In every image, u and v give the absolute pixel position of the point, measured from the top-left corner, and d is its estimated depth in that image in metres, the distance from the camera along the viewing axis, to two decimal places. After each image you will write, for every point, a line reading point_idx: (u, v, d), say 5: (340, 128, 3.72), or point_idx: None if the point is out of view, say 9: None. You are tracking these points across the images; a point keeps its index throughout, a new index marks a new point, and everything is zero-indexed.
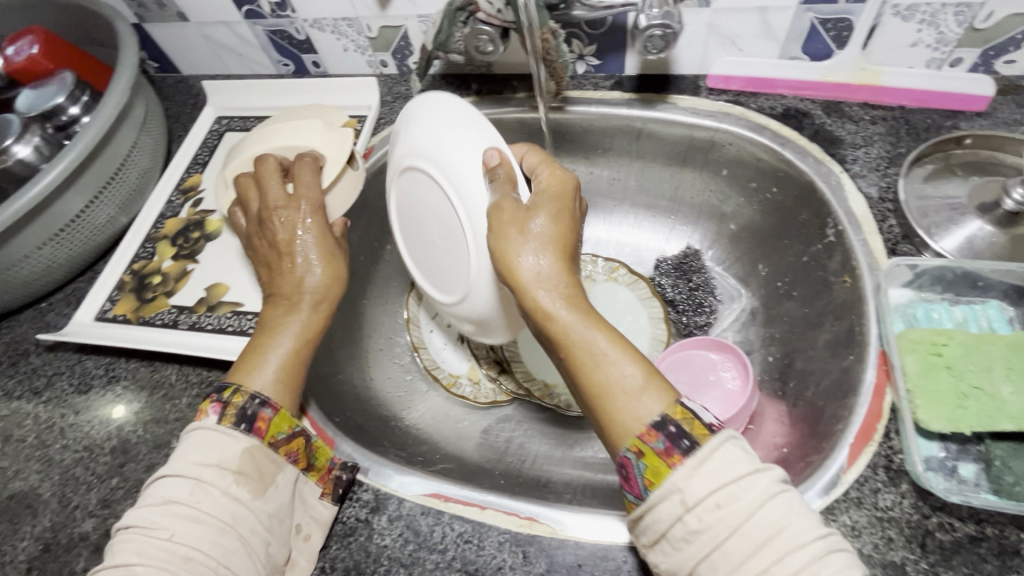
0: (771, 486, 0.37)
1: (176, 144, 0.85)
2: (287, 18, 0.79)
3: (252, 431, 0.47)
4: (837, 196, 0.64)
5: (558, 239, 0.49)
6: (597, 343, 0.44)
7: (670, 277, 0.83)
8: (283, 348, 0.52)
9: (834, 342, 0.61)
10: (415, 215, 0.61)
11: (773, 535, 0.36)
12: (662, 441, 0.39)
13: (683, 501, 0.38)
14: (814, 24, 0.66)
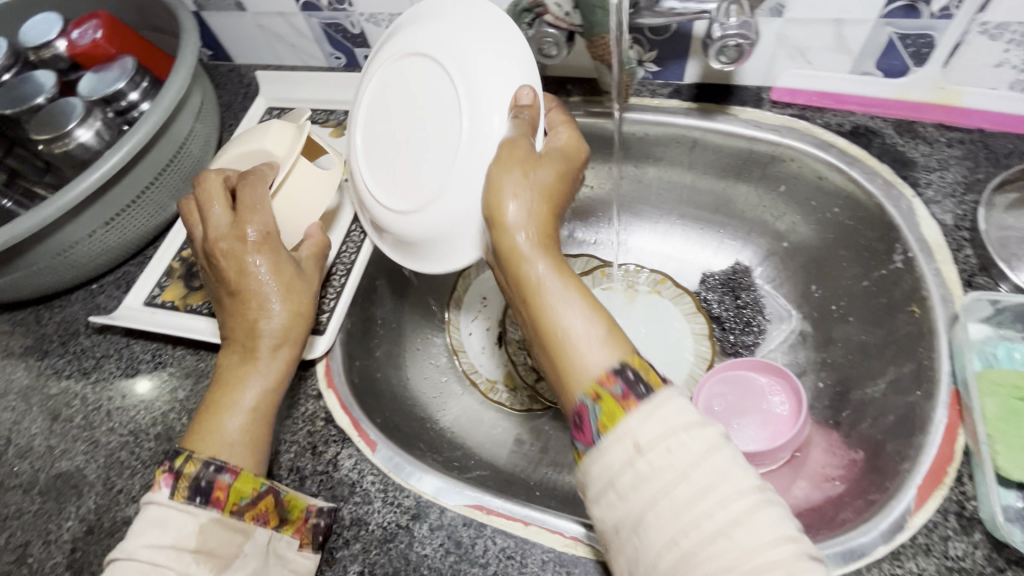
0: (716, 438, 0.38)
1: (226, 133, 0.85)
2: (344, 11, 0.79)
3: (210, 503, 0.44)
4: (908, 221, 0.61)
5: (550, 184, 0.49)
6: (567, 286, 0.45)
7: (716, 292, 0.81)
8: (245, 403, 0.50)
9: (896, 374, 0.58)
10: (394, 128, 0.58)
11: (717, 482, 0.36)
12: (619, 385, 0.40)
13: (635, 444, 0.38)
14: (893, 40, 0.63)
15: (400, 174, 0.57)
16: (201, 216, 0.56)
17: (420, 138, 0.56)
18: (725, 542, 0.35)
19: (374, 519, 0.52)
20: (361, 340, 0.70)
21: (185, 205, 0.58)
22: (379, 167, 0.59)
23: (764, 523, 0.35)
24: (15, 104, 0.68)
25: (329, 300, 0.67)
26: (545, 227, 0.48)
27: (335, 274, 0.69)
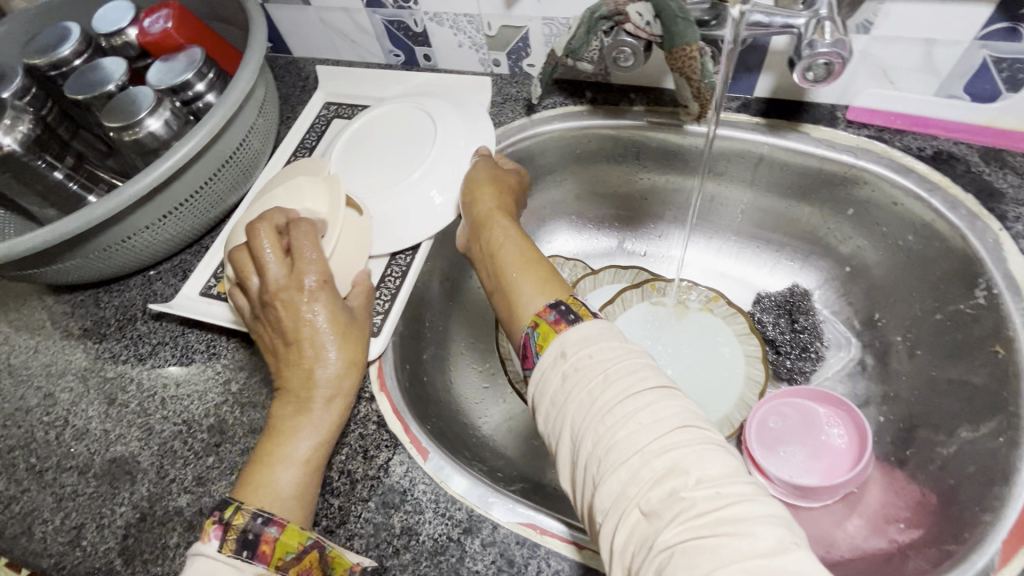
0: (633, 351, 0.44)
1: (283, 126, 0.85)
2: (408, 9, 0.78)
3: (255, 558, 0.44)
4: (994, 256, 0.58)
5: (507, 181, 0.67)
6: (519, 247, 0.59)
7: (771, 313, 0.77)
8: (301, 454, 0.50)
9: (972, 418, 0.56)
10: (374, 145, 0.73)
11: (630, 378, 0.41)
12: (553, 314, 0.48)
13: (562, 353, 0.45)
14: (986, 62, 0.60)
15: (379, 174, 0.70)
16: (258, 267, 0.56)
17: (398, 154, 0.72)
18: (634, 426, 0.39)
19: (425, 529, 0.51)
20: (411, 344, 0.70)
21: (239, 257, 0.58)
22: (355, 174, 0.71)
23: (672, 411, 0.39)
24: (87, 90, 0.69)
25: (383, 303, 0.65)
26: (506, 210, 0.64)
27: (390, 274, 0.67)
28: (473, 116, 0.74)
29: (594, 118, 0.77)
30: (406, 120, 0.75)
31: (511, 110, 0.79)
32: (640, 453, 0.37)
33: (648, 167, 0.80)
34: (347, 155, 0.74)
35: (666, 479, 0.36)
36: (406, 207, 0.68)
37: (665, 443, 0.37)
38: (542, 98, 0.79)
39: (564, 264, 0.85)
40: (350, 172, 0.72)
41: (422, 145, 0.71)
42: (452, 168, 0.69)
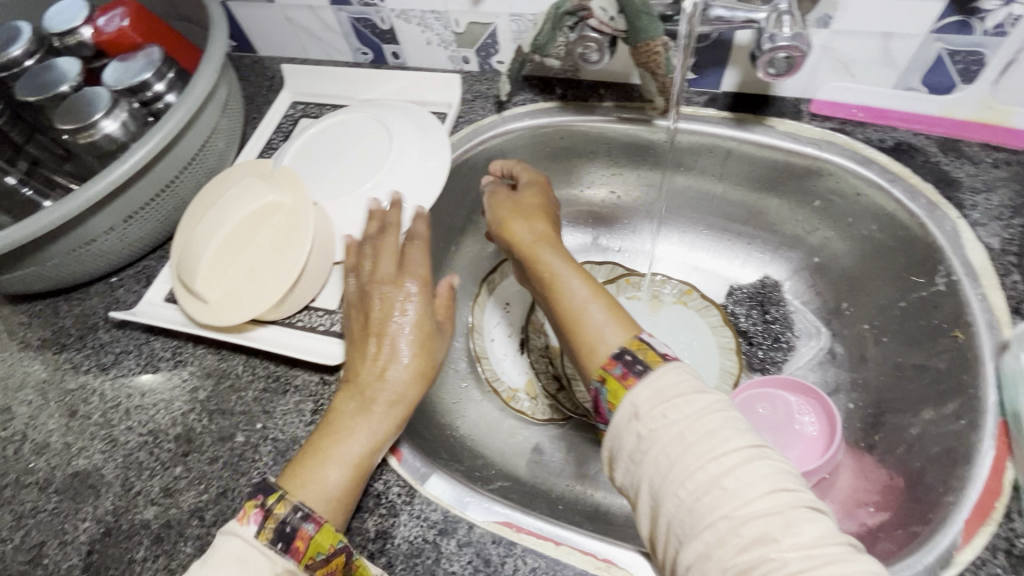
0: (711, 404, 0.42)
1: (250, 126, 0.83)
2: (374, 6, 0.77)
3: (289, 551, 0.43)
4: (953, 243, 0.59)
5: (528, 203, 0.65)
6: (573, 277, 0.56)
7: (743, 305, 0.79)
8: (353, 454, 0.48)
9: (933, 401, 0.57)
10: (324, 149, 0.71)
11: (711, 440, 0.40)
12: (619, 367, 0.46)
13: (635, 413, 0.43)
14: (941, 56, 0.61)
15: (332, 176, 0.68)
16: (369, 262, 0.57)
17: (347, 163, 0.69)
18: (720, 492, 0.38)
19: (401, 532, 0.51)
20: None
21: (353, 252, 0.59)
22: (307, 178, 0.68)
23: (757, 472, 0.38)
24: (39, 91, 0.66)
25: None
26: (548, 234, 0.61)
27: None
28: (428, 127, 0.72)
29: (564, 115, 0.77)
30: (357, 129, 0.72)
31: (482, 107, 0.79)
32: (728, 520, 0.37)
33: (619, 163, 0.81)
34: (294, 160, 0.71)
35: (755, 546, 0.36)
36: (358, 212, 0.66)
37: (753, 510, 0.37)
38: (512, 94, 0.79)
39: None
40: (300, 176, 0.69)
41: (373, 155, 0.69)
42: (405, 170, 0.68)
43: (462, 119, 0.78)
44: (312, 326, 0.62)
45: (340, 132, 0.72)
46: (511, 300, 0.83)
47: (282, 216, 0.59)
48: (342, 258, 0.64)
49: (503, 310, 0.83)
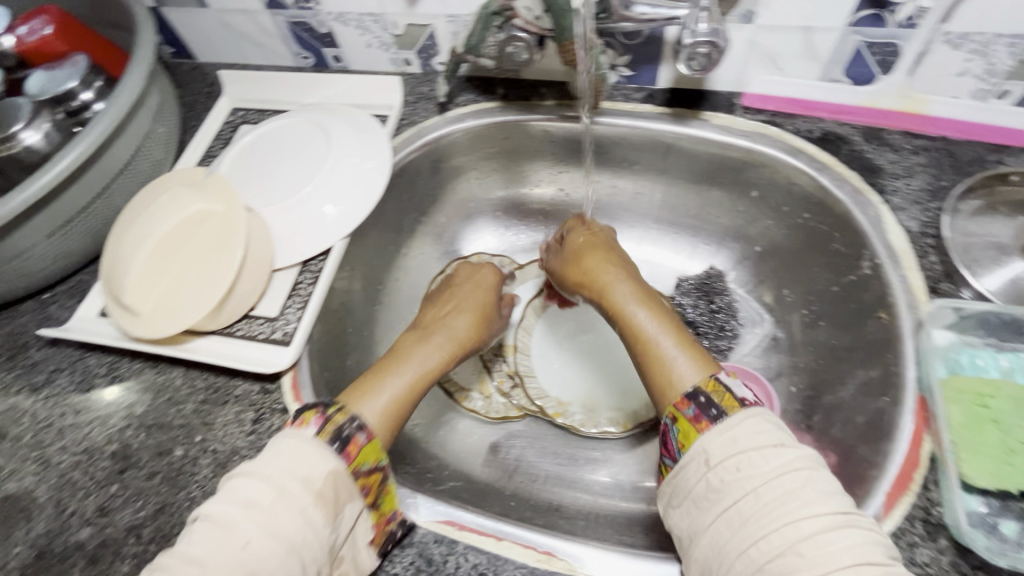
0: (794, 461, 0.42)
1: (188, 134, 0.82)
2: (310, 10, 0.76)
3: (342, 452, 0.46)
4: (875, 228, 0.62)
5: (597, 241, 0.69)
6: (649, 317, 0.56)
7: (691, 296, 0.81)
8: (400, 382, 0.55)
9: (863, 380, 0.59)
10: (262, 156, 0.70)
11: (791, 502, 0.40)
12: (692, 408, 0.47)
13: (707, 461, 0.44)
14: (860, 48, 0.64)
15: (269, 183, 0.67)
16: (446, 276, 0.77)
17: (286, 168, 0.69)
18: (795, 558, 0.38)
19: None
20: (333, 351, 0.68)
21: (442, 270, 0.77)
22: (244, 186, 0.68)
23: (842, 545, 0.38)
24: None
25: (294, 312, 0.63)
26: (615, 270, 0.64)
27: (302, 283, 0.64)
28: (366, 128, 0.73)
29: (506, 114, 0.77)
30: (294, 134, 0.72)
31: (424, 109, 0.78)
32: None
33: (565, 161, 0.82)
34: (231, 167, 0.70)
35: None
36: (297, 217, 0.66)
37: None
38: (455, 95, 0.79)
39: (488, 261, 0.85)
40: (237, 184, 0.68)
41: (311, 159, 0.69)
42: (344, 174, 0.68)
43: (404, 120, 0.78)
44: (251, 335, 0.61)
45: (278, 138, 0.72)
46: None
47: (215, 223, 0.58)
48: (279, 264, 0.64)
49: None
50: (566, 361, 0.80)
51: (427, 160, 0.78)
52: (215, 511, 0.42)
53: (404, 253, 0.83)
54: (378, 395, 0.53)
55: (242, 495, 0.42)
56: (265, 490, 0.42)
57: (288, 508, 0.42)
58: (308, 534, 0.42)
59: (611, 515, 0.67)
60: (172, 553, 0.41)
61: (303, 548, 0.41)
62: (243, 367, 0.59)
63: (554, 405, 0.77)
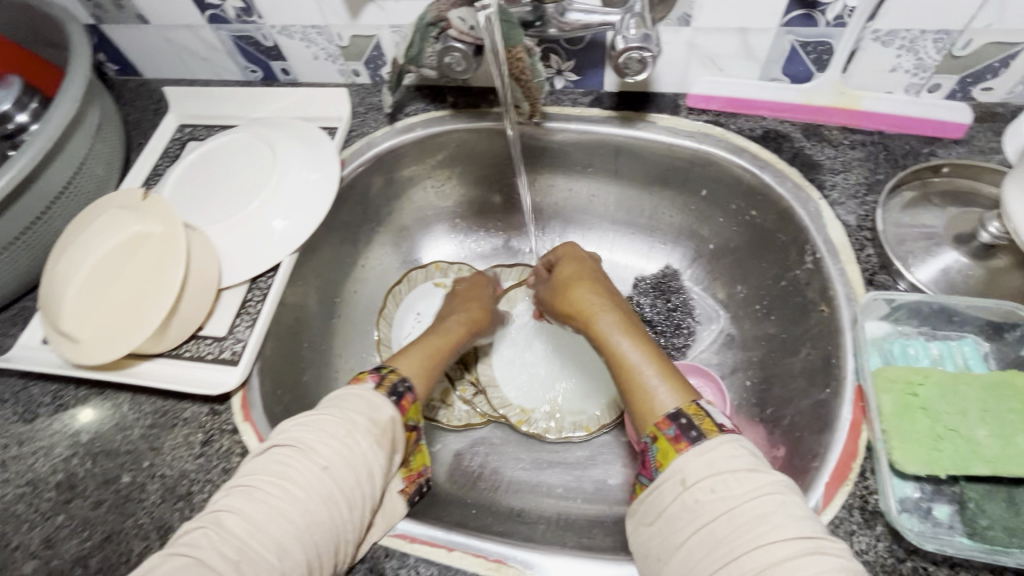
0: (766, 485, 0.42)
1: (134, 152, 0.80)
2: (253, 23, 0.76)
3: (399, 404, 0.53)
4: (815, 223, 0.63)
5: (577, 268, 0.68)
6: (629, 341, 0.55)
7: (648, 296, 0.82)
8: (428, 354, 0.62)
9: (808, 373, 0.61)
10: (210, 174, 0.69)
11: (762, 526, 0.40)
12: (674, 429, 0.47)
13: (683, 481, 0.44)
14: (794, 47, 0.65)
15: (216, 201, 0.67)
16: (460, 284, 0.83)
17: (232, 185, 0.68)
18: None
19: None
20: (288, 367, 0.68)
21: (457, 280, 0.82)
22: (191, 205, 0.67)
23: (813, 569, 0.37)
24: None
25: (243, 330, 0.62)
26: (595, 295, 0.63)
27: (251, 300, 0.64)
28: (314, 141, 0.72)
29: (457, 122, 0.77)
30: (241, 149, 0.71)
31: (374, 120, 0.78)
32: None
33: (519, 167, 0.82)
34: (178, 187, 0.69)
35: None
36: (244, 234, 0.65)
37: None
38: (405, 104, 0.79)
39: (447, 270, 0.85)
40: (184, 203, 0.67)
41: (257, 174, 0.68)
42: (291, 188, 0.68)
43: (354, 132, 0.78)
44: (200, 356, 0.61)
45: (226, 155, 0.71)
46: (422, 308, 0.83)
47: (154, 244, 0.57)
48: (227, 283, 0.64)
49: (414, 319, 0.82)
50: (527, 367, 0.80)
51: (378, 170, 0.78)
52: (292, 439, 0.46)
53: (362, 264, 0.82)
54: (412, 357, 0.60)
55: (316, 428, 0.46)
56: (338, 425, 0.47)
57: (358, 440, 0.47)
58: (373, 467, 0.47)
59: (573, 518, 0.68)
60: (253, 475, 0.44)
61: (367, 479, 0.46)
62: (192, 390, 0.58)
63: (518, 412, 0.77)
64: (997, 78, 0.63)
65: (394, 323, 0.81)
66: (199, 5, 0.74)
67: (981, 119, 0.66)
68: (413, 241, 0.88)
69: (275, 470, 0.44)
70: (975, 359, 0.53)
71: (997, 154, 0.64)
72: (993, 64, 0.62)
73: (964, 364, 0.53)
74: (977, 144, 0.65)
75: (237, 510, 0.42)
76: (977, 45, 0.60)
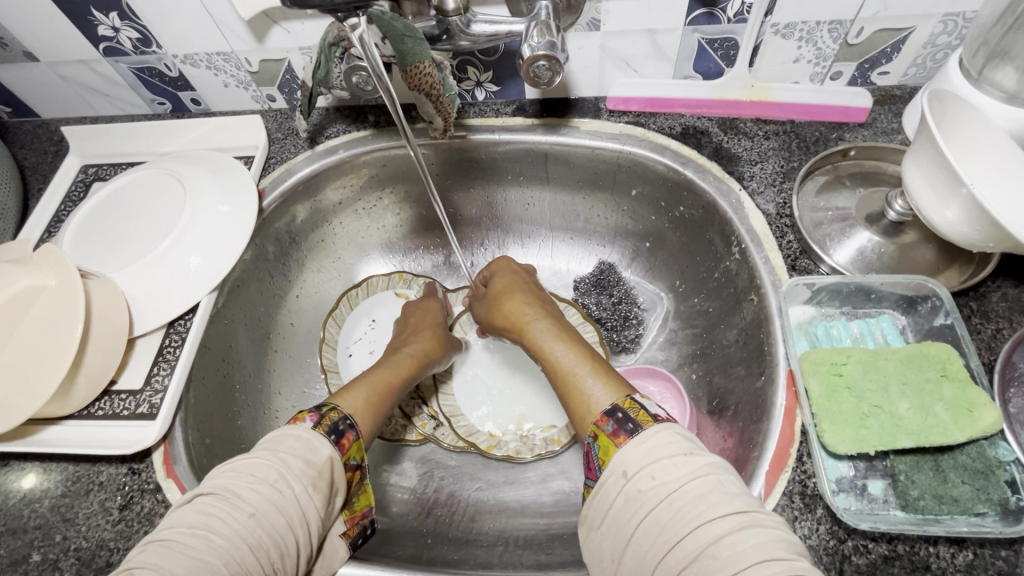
0: (703, 466, 0.40)
1: (33, 199, 0.75)
2: (153, 54, 0.72)
3: (339, 445, 0.49)
4: (738, 214, 0.64)
5: (513, 279, 0.68)
6: (563, 346, 0.55)
7: (591, 295, 0.80)
8: (368, 389, 0.58)
9: (746, 362, 0.61)
10: (114, 213, 0.65)
11: (698, 506, 0.38)
12: (611, 424, 0.45)
13: (624, 473, 0.42)
14: (702, 44, 0.66)
15: (122, 243, 0.63)
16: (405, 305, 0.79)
17: (137, 225, 0.64)
18: (708, 561, 0.36)
19: None
20: (220, 413, 0.64)
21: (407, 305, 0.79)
22: (95, 249, 0.63)
23: (753, 541, 0.36)
24: None
25: (162, 377, 0.59)
26: (528, 304, 0.62)
27: (169, 345, 0.61)
28: (227, 170, 0.69)
29: (379, 140, 0.75)
30: (145, 185, 0.67)
31: (294, 145, 0.76)
32: None
33: (450, 182, 0.81)
34: (80, 230, 0.64)
35: None
36: (159, 277, 0.61)
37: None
38: (324, 127, 0.76)
39: (411, 280, 0.83)
40: (87, 247, 0.63)
41: (164, 211, 0.64)
42: (199, 224, 0.64)
43: (273, 159, 0.75)
44: (114, 413, 0.57)
45: (130, 191, 0.67)
46: (378, 315, 0.81)
47: (47, 297, 0.53)
48: (140, 330, 0.60)
49: (367, 325, 0.81)
50: (489, 390, 0.78)
51: (304, 196, 0.75)
52: (216, 488, 0.43)
53: (295, 295, 0.79)
54: (360, 395, 0.56)
55: (243, 473, 0.43)
56: (270, 469, 0.44)
57: (291, 483, 0.44)
58: (306, 510, 0.44)
59: (532, 535, 0.66)
60: (173, 527, 0.41)
61: (299, 523, 0.43)
62: (111, 450, 0.54)
63: (486, 438, 0.74)
64: (891, 62, 0.66)
65: (344, 324, 0.79)
66: (90, 38, 0.70)
67: (881, 102, 0.69)
68: (348, 265, 0.85)
69: (197, 521, 0.41)
70: (893, 335, 0.55)
71: (899, 134, 0.67)
72: (886, 50, 0.65)
73: (884, 340, 0.54)
74: (880, 126, 0.67)
75: (151, 565, 0.37)
76: (869, 33, 0.63)
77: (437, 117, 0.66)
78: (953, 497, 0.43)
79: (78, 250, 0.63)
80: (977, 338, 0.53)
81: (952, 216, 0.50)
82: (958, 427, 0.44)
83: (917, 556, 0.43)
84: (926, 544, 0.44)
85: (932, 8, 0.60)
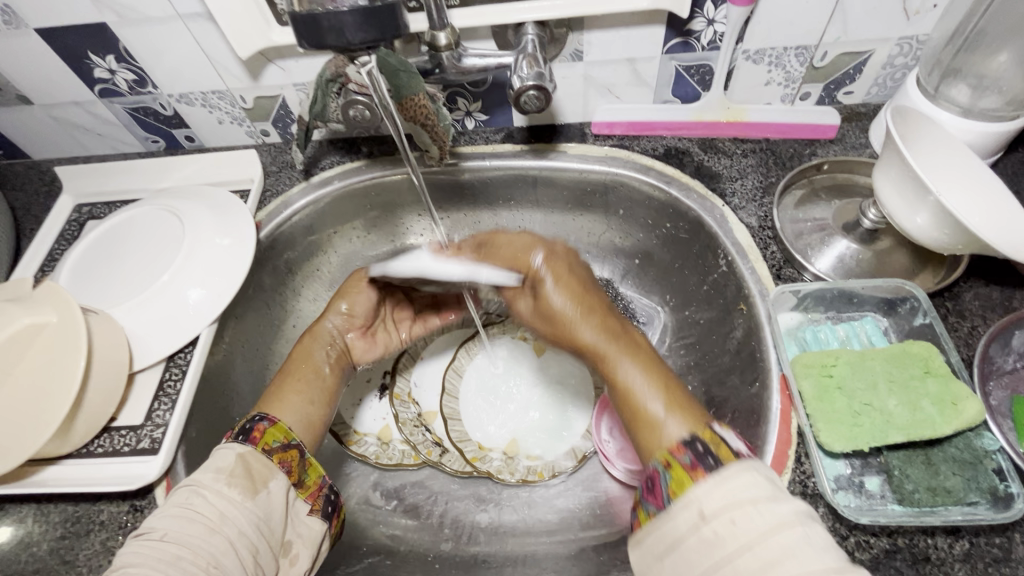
0: (788, 515, 0.38)
1: (25, 239, 0.75)
2: (148, 94, 0.73)
3: (250, 439, 0.52)
4: (723, 228, 0.67)
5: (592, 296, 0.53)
6: (642, 373, 0.48)
7: None
8: (297, 399, 0.60)
9: (739, 370, 0.63)
10: (110, 252, 0.66)
11: (785, 564, 0.36)
12: (688, 455, 0.43)
13: (702, 512, 0.40)
14: (679, 70, 0.70)
15: (120, 279, 0.63)
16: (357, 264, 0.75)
17: (132, 262, 0.64)
18: None
19: None
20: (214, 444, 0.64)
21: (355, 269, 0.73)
22: (96, 286, 0.63)
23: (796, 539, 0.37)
24: None
25: (163, 412, 0.59)
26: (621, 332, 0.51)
27: (169, 379, 0.61)
28: (223, 205, 0.70)
29: (373, 170, 0.77)
30: (139, 222, 0.68)
31: (289, 178, 0.77)
32: None
33: (444, 206, 0.83)
34: (82, 264, 0.65)
35: None
36: (158, 311, 0.62)
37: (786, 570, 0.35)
38: (319, 159, 0.78)
39: None
40: (87, 285, 0.63)
41: (161, 245, 0.65)
42: (198, 258, 0.64)
43: (269, 192, 0.76)
44: (114, 450, 0.57)
45: (127, 228, 0.67)
46: None
47: (54, 333, 0.53)
48: (141, 365, 0.61)
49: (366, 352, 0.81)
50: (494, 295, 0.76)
51: (298, 227, 0.76)
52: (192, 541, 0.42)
53: (292, 325, 0.79)
54: (289, 398, 0.60)
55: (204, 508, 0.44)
56: (183, 490, 0.47)
57: (205, 495, 0.47)
58: (227, 509, 0.46)
59: (540, 556, 0.66)
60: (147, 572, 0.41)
61: (220, 524, 0.45)
62: (122, 485, 0.54)
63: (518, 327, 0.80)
64: (855, 83, 0.71)
65: None
66: (85, 80, 0.71)
67: (848, 119, 0.73)
68: None
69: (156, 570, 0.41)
70: (877, 336, 0.57)
71: (867, 148, 0.71)
72: (849, 71, 0.70)
73: (869, 342, 0.57)
74: (849, 141, 0.72)
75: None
76: (833, 56, 0.68)
77: (431, 143, 0.69)
78: (946, 488, 0.45)
79: (78, 288, 0.63)
80: (955, 335, 0.55)
81: (922, 222, 0.53)
82: (945, 421, 0.46)
83: (917, 548, 0.45)
84: (924, 536, 0.45)
85: (888, 33, 0.65)
